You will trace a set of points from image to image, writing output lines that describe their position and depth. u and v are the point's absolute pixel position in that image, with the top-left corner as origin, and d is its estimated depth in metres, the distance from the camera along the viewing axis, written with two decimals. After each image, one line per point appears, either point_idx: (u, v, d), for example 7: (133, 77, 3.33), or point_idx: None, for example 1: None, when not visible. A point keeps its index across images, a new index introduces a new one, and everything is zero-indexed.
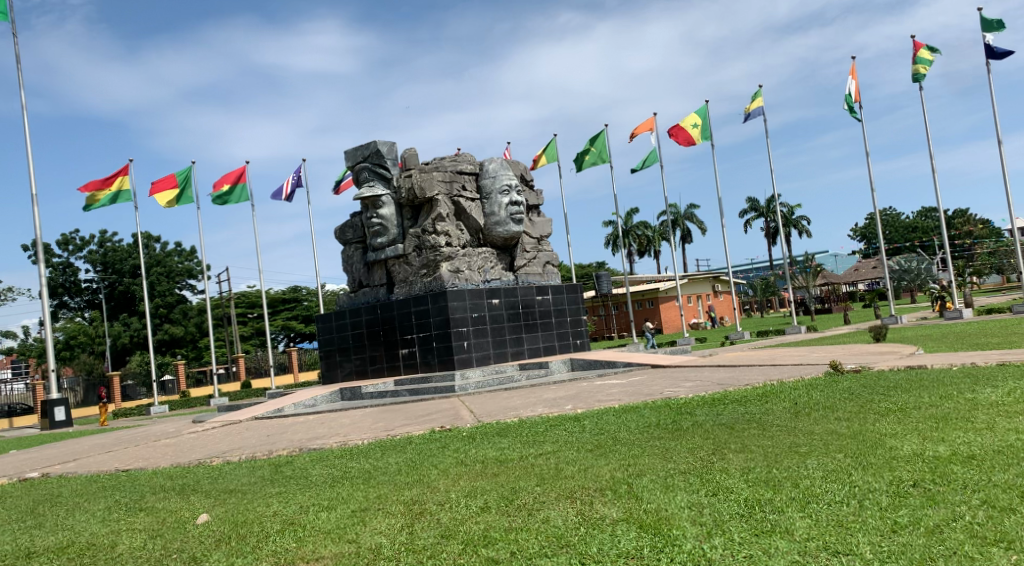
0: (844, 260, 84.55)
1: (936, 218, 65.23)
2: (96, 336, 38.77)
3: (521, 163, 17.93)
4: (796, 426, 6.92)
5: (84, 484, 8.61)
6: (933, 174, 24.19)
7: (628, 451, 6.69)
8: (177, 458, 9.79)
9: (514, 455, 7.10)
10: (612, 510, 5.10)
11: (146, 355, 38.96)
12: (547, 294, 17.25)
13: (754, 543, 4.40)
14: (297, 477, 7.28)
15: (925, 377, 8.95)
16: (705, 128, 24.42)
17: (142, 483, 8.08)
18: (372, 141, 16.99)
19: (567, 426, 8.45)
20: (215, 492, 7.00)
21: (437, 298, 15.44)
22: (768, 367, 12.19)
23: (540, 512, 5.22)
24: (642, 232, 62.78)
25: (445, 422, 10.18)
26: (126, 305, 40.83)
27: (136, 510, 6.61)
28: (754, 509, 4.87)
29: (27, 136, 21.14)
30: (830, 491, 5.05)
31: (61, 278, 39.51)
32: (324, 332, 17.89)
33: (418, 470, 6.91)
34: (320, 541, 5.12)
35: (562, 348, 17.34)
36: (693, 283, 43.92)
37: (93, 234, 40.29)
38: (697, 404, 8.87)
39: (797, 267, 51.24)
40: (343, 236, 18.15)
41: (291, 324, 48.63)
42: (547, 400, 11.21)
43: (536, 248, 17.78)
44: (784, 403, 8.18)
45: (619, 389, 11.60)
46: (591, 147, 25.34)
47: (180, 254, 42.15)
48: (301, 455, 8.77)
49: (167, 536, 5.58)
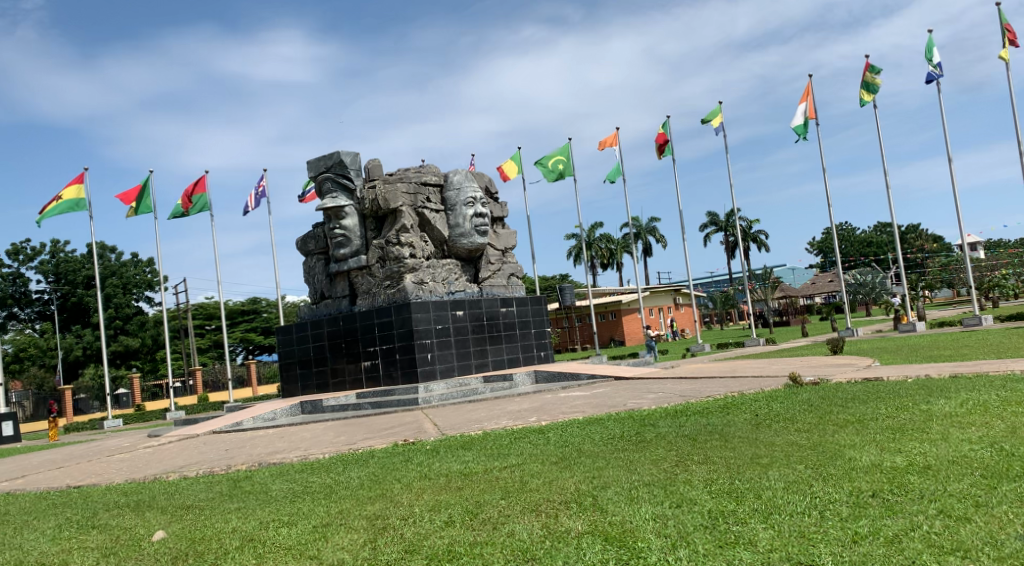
0: (801, 273, 86.09)
1: (891, 233, 66.78)
2: (47, 348, 37.85)
3: (486, 175, 17.94)
4: (758, 438, 6.97)
5: (33, 501, 8.36)
6: (887, 187, 24.55)
7: (592, 463, 6.71)
8: (133, 474, 9.57)
9: (479, 468, 7.04)
10: (577, 522, 5.09)
11: (100, 368, 38.14)
12: (512, 306, 17.22)
13: (718, 555, 4.42)
14: (256, 493, 7.16)
15: (883, 389, 9.07)
16: (669, 140, 24.72)
17: (95, 500, 7.85)
18: (336, 151, 16.80)
19: (531, 438, 8.43)
20: (170, 508, 6.86)
21: (400, 310, 15.34)
22: (730, 379, 12.33)
23: (505, 526, 5.19)
24: (604, 244, 63.16)
25: (408, 435, 10.11)
26: (79, 316, 39.84)
27: (88, 528, 6.44)
28: (717, 520, 4.90)
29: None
30: (792, 502, 5.08)
31: (11, 288, 38.57)
32: (284, 344, 17.67)
33: (381, 484, 6.84)
34: (280, 557, 5.03)
35: (526, 360, 17.34)
36: (655, 295, 44.34)
37: (45, 244, 39.26)
38: (660, 415, 8.95)
39: (756, 280, 52.03)
40: (305, 247, 18.04)
41: (250, 337, 48.04)
42: (512, 412, 11.20)
43: (501, 261, 17.78)
44: (744, 414, 8.29)
45: (584, 401, 11.65)
46: (560, 157, 25.46)
47: (136, 264, 41.30)
48: (259, 470, 8.61)
49: (121, 554, 5.44)
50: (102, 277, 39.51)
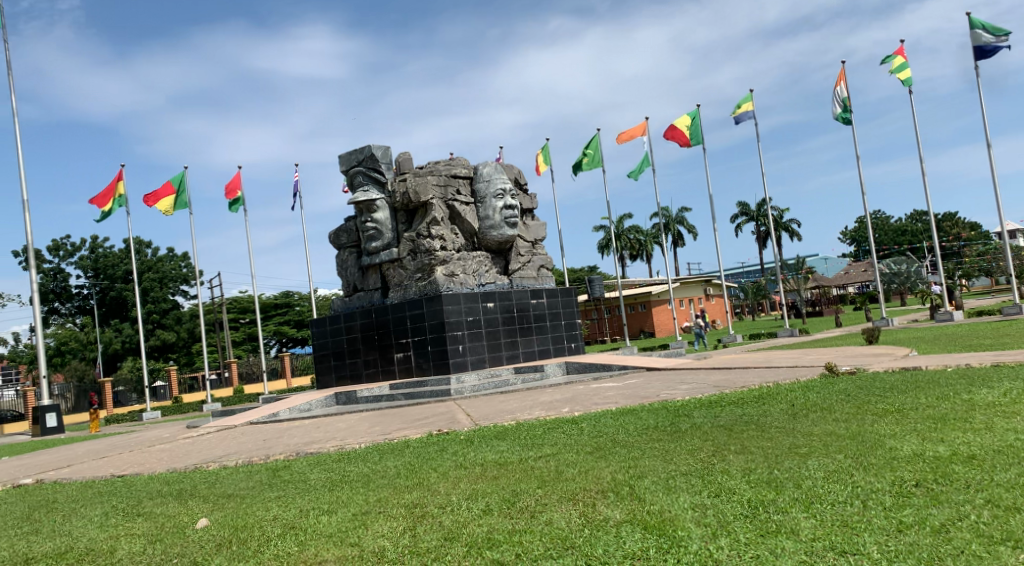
0: (835, 263, 85.15)
1: (927, 222, 65.71)
2: (87, 342, 38.66)
3: (515, 167, 17.94)
4: (796, 427, 6.90)
5: (80, 490, 8.53)
6: (923, 175, 24.00)
7: (627, 453, 6.69)
8: (174, 463, 9.75)
9: (513, 458, 7.05)
10: (615, 511, 5.09)
11: (138, 361, 38.88)
12: (542, 298, 17.22)
13: (760, 544, 4.38)
14: (296, 481, 7.24)
15: (921, 378, 8.96)
16: (698, 131, 24.48)
17: (139, 488, 8.01)
18: (367, 145, 16.84)
19: (565, 429, 8.42)
20: (213, 497, 6.97)
21: (431, 302, 15.41)
22: (764, 369, 12.21)
23: (542, 514, 5.20)
24: (634, 235, 62.94)
25: (442, 426, 10.18)
26: (117, 310, 40.58)
27: (134, 515, 6.57)
28: (758, 509, 4.87)
29: (17, 139, 20.70)
30: (833, 492, 5.04)
31: (52, 283, 39.39)
32: (318, 336, 17.84)
33: (418, 473, 6.89)
34: (322, 544, 5.09)
35: (557, 352, 17.35)
36: (685, 286, 44.12)
37: (85, 239, 40.09)
38: (694, 406, 8.88)
39: (789, 269, 51.52)
40: (337, 240, 18.18)
41: (284, 330, 48.58)
42: (544, 403, 11.21)
43: (531, 252, 17.77)
44: (780, 404, 8.21)
45: (617, 391, 11.63)
46: (589, 150, 25.39)
47: (172, 259, 41.96)
48: (298, 460, 8.72)
49: (167, 541, 5.54)
50: (140, 272, 40.18)
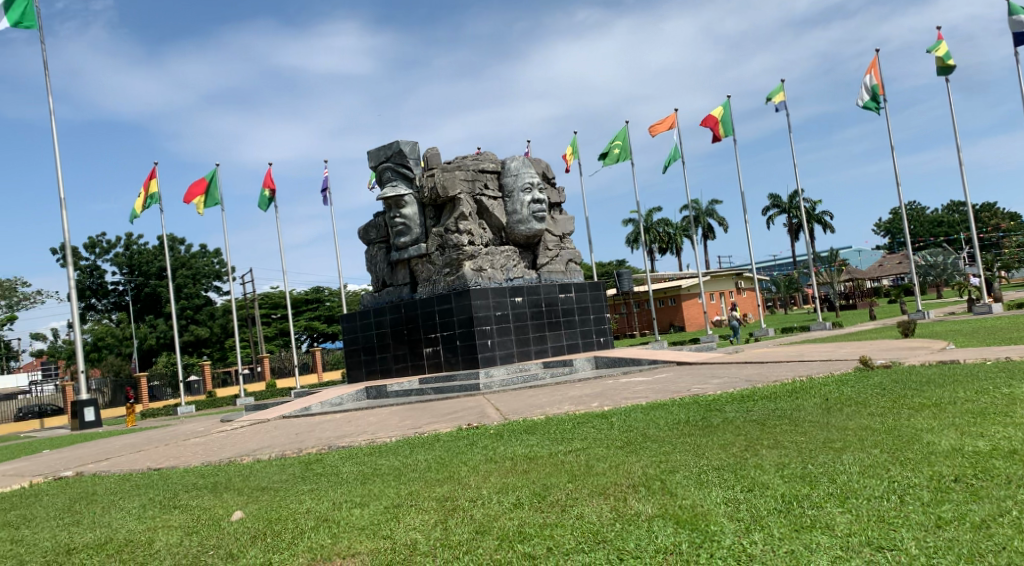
0: (868, 256, 83.96)
1: (964, 213, 64.53)
2: (123, 337, 39.34)
3: (543, 161, 17.90)
4: (830, 422, 6.82)
5: (118, 482, 8.69)
6: (960, 165, 23.57)
7: (659, 447, 6.65)
8: (209, 457, 9.89)
9: (543, 452, 7.05)
10: (646, 505, 5.06)
11: (173, 356, 39.46)
12: (570, 292, 17.19)
13: (795, 539, 4.34)
14: (328, 474, 7.32)
15: (958, 371, 8.82)
16: (729, 122, 24.25)
17: (175, 481, 8.13)
18: (395, 140, 16.90)
19: (594, 423, 8.41)
20: (247, 490, 7.06)
21: (460, 297, 15.44)
22: (797, 363, 12.08)
23: (573, 509, 5.19)
24: (663, 229, 62.60)
25: (471, 420, 10.20)
26: (152, 306, 41.22)
27: (171, 507, 6.67)
28: (792, 504, 4.81)
29: (55, 139, 21.09)
30: (869, 486, 4.96)
31: (88, 280, 40.11)
32: (349, 331, 17.98)
33: (448, 466, 6.92)
34: (355, 536, 5.13)
35: (586, 346, 17.31)
36: (715, 279, 43.77)
37: (120, 237, 40.79)
38: (726, 400, 8.82)
39: (822, 262, 50.89)
40: (367, 236, 18.29)
41: (315, 325, 49.02)
42: (573, 398, 11.19)
43: (559, 246, 17.73)
44: (814, 398, 8.12)
45: (647, 386, 11.58)
46: (618, 142, 25.24)
47: (205, 256, 42.51)
48: (330, 453, 8.79)
49: (203, 533, 5.62)
50: (174, 268, 40.77)
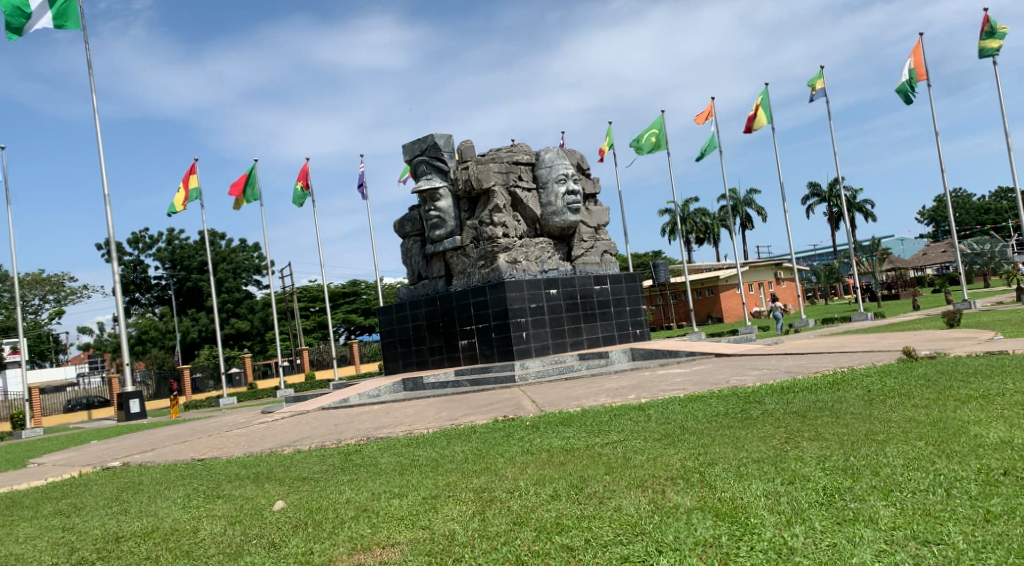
0: (912, 244, 82.35)
1: (1011, 199, 62.92)
2: (166, 331, 40.10)
3: (577, 152, 17.82)
4: (873, 414, 6.71)
5: (163, 472, 8.87)
6: (1007, 150, 22.98)
7: (697, 440, 6.60)
8: (250, 448, 10.05)
9: (581, 444, 7.04)
10: (685, 498, 5.03)
11: (215, 349, 40.12)
12: (606, 284, 17.12)
13: (838, 532, 4.28)
14: (367, 465, 7.40)
15: (1006, 362, 8.61)
16: (768, 110, 23.93)
17: (219, 471, 8.28)
18: (430, 134, 16.96)
19: (631, 415, 8.38)
20: (288, 480, 7.16)
21: (495, 289, 15.45)
22: (838, 354, 11.90)
23: (611, 500, 5.17)
24: (700, 219, 62.03)
25: (508, 412, 10.23)
26: (194, 300, 41.94)
27: (214, 497, 6.79)
28: (834, 497, 4.75)
29: (99, 137, 21.54)
30: (914, 479, 4.88)
31: (133, 275, 40.94)
32: (385, 324, 18.11)
33: (485, 458, 6.93)
34: (394, 526, 5.18)
35: (621, 338, 17.23)
36: (754, 270, 43.27)
37: (162, 232, 41.54)
38: (766, 392, 8.73)
39: (863, 251, 50.02)
40: (402, 229, 18.39)
41: (352, 318, 49.49)
42: (610, 390, 11.15)
43: (594, 238, 17.65)
44: (857, 390, 8.00)
45: (684, 378, 11.50)
46: (654, 131, 25.04)
47: (245, 250, 43.10)
48: (369, 444, 8.88)
49: (246, 523, 5.71)
50: (214, 263, 41.40)
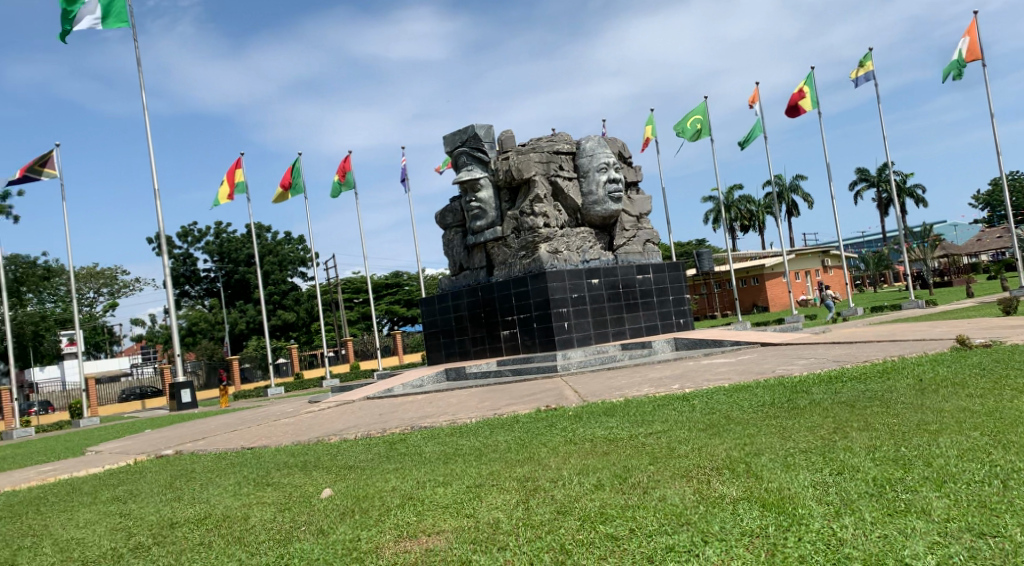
0: (965, 229, 80.26)
1: None
2: (215, 322, 40.92)
3: (619, 140, 17.69)
4: (924, 404, 6.56)
5: (214, 460, 9.07)
6: None
7: (743, 430, 6.53)
8: (298, 437, 10.22)
9: (624, 434, 7.02)
10: (731, 488, 4.99)
11: (262, 340, 40.81)
12: (648, 273, 16.99)
13: (888, 524, 4.21)
14: (411, 454, 7.47)
15: None
16: (814, 95, 23.48)
17: (268, 460, 8.44)
18: (470, 125, 17.00)
19: (675, 405, 8.33)
20: (335, 468, 7.26)
21: (536, 280, 15.44)
22: (888, 343, 11.67)
23: (655, 491, 5.15)
24: (745, 206, 61.19)
25: (551, 402, 10.25)
26: (242, 292, 42.70)
27: (264, 484, 6.93)
28: (885, 488, 4.67)
29: (148, 133, 22.10)
30: (968, 470, 4.77)
31: (182, 268, 41.80)
32: (428, 314, 18.23)
33: (528, 447, 6.95)
34: (439, 515, 5.22)
35: (664, 328, 17.11)
36: (800, 258, 42.61)
37: (210, 226, 42.32)
38: (813, 382, 8.61)
39: (914, 237, 48.89)
40: (443, 221, 18.46)
41: (395, 309, 49.92)
42: (654, 380, 11.10)
43: (636, 227, 17.52)
44: (907, 379, 7.84)
45: (729, 367, 11.39)
46: (698, 117, 24.75)
47: (290, 243, 43.70)
48: (413, 433, 8.97)
49: (295, 510, 5.81)
50: (261, 255, 42.04)
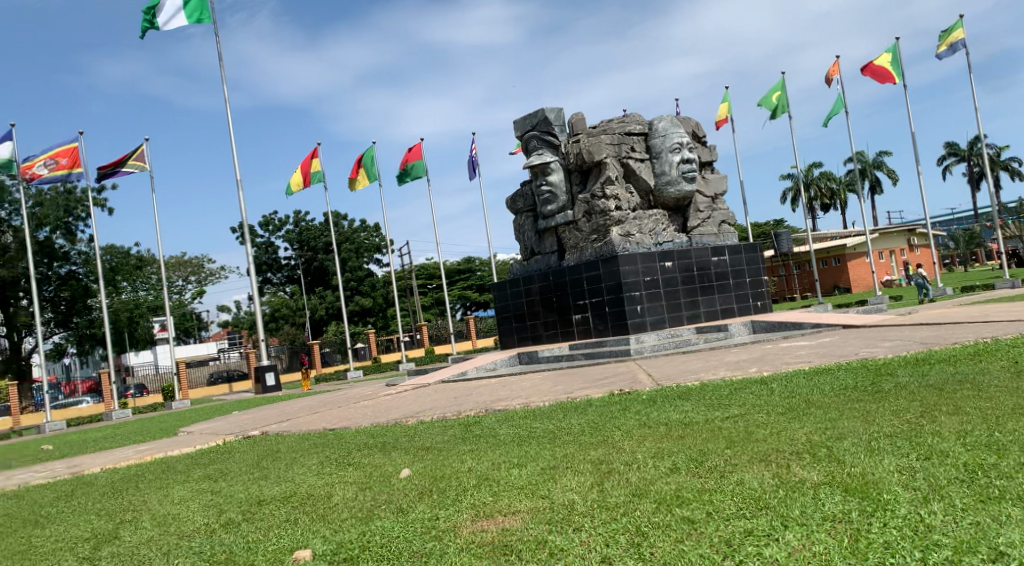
0: None
1: None
2: (296, 308, 42.14)
3: (692, 119, 17.39)
4: (1019, 387, 6.28)
5: (297, 441, 9.38)
6: None
7: (824, 414, 6.38)
8: (376, 419, 10.47)
9: (700, 418, 6.94)
10: (812, 473, 4.88)
11: (341, 325, 41.76)
12: (723, 255, 16.68)
13: (981, 511, 4.06)
14: (486, 436, 7.56)
15: None
16: (899, 67, 22.56)
17: (348, 440, 8.67)
18: (540, 108, 16.97)
19: (753, 389, 8.20)
20: (412, 449, 7.41)
21: (608, 263, 15.34)
22: (979, 324, 11.19)
23: (733, 475, 5.08)
24: (826, 184, 59.37)
25: (624, 385, 10.20)
26: (321, 279, 43.78)
27: (345, 464, 7.13)
28: (976, 474, 4.50)
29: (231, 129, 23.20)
30: None
31: (265, 256, 43.11)
32: (500, 299, 18.34)
33: (602, 431, 6.95)
34: (515, 496, 5.28)
35: (741, 310, 16.79)
36: (884, 237, 41.13)
37: (289, 215, 43.47)
38: (899, 365, 8.33)
39: (1008, 214, 46.57)
40: (514, 205, 18.49)
41: (468, 294, 50.35)
42: (730, 363, 10.93)
43: (710, 208, 17.20)
44: (999, 362, 7.51)
45: (809, 350, 11.13)
46: (776, 92, 24.09)
47: (366, 230, 44.52)
48: (489, 416, 9.08)
49: (375, 489, 5.97)
50: (338, 242, 42.94)
